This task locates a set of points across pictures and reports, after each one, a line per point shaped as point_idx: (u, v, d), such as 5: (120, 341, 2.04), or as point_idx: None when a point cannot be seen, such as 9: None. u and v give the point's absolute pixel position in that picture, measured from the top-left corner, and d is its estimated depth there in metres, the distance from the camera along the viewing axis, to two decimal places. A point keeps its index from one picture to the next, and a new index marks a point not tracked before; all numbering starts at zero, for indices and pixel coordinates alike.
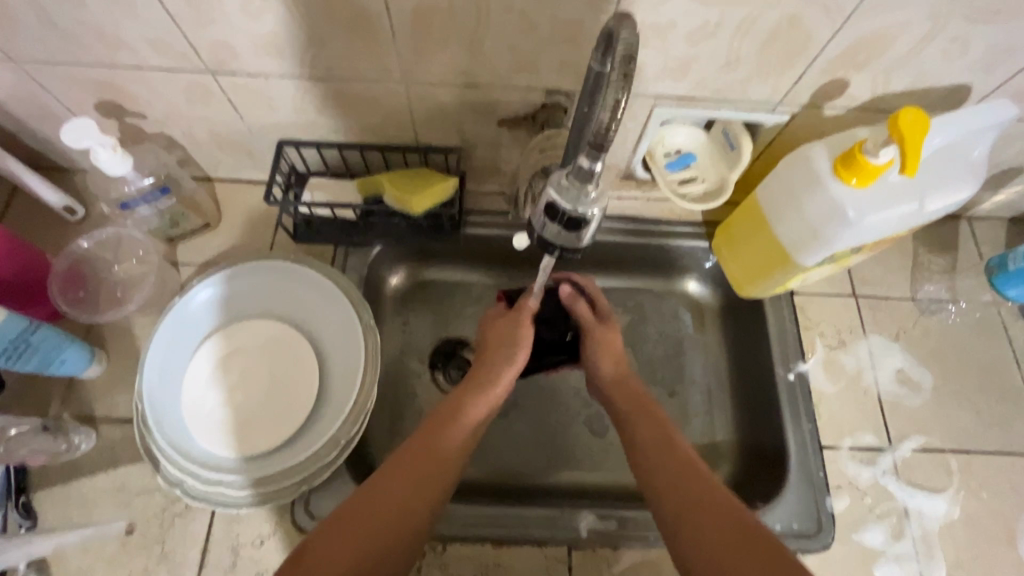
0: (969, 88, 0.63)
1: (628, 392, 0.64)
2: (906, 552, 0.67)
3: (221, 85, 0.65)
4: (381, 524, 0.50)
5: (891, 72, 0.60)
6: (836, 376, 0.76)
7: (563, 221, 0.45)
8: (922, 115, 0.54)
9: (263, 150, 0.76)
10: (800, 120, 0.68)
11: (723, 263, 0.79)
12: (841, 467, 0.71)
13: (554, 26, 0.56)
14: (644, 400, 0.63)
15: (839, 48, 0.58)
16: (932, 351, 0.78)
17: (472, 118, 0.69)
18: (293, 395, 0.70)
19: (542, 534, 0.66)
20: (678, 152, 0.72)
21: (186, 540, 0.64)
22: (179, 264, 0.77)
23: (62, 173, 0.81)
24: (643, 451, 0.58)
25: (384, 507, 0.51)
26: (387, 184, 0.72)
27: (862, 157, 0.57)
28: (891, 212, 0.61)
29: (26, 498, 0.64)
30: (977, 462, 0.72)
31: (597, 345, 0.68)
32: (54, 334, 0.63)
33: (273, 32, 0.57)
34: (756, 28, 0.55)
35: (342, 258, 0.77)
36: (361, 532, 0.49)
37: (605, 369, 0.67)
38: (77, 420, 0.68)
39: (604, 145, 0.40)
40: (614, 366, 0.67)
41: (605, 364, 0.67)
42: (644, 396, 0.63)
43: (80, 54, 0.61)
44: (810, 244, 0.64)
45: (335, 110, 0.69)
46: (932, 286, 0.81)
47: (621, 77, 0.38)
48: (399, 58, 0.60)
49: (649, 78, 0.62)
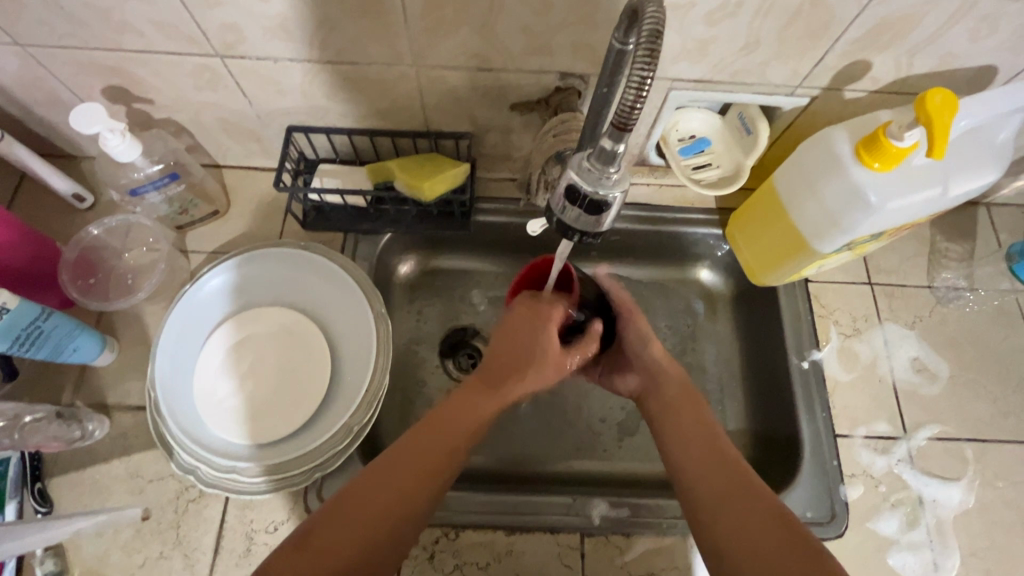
0: (995, 69, 0.62)
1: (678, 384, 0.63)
2: (920, 541, 0.67)
3: (229, 70, 0.64)
4: (398, 491, 0.50)
5: (916, 52, 0.59)
6: (851, 365, 0.75)
7: (584, 205, 0.44)
8: (949, 97, 0.53)
9: (272, 136, 0.75)
10: (819, 103, 0.67)
11: (737, 250, 0.78)
12: (855, 455, 0.70)
13: (569, 6, 0.55)
14: (690, 395, 0.61)
15: (862, 28, 0.56)
16: (948, 339, 0.77)
17: (484, 103, 0.68)
18: (304, 383, 0.69)
19: (554, 521, 0.66)
20: (693, 137, 0.71)
21: (200, 526, 0.64)
22: (189, 252, 0.77)
23: (70, 160, 0.80)
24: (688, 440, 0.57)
25: (400, 472, 0.51)
26: (397, 170, 0.71)
27: (887, 140, 0.56)
28: (913, 197, 0.60)
29: (41, 484, 0.64)
30: (993, 451, 0.71)
31: (638, 328, 0.67)
32: (67, 320, 0.63)
33: (282, 14, 0.56)
34: (778, 7, 0.54)
35: (352, 245, 0.77)
36: (379, 498, 0.49)
37: (652, 350, 0.65)
38: (89, 408, 0.69)
39: (627, 127, 0.38)
40: (659, 347, 0.66)
41: (655, 345, 0.66)
42: (691, 390, 0.62)
43: (87, 38, 0.60)
44: (830, 231, 0.63)
45: (345, 95, 0.68)
46: (950, 274, 0.80)
47: (647, 54, 0.36)
48: (410, 41, 0.59)
49: (665, 60, 0.60)
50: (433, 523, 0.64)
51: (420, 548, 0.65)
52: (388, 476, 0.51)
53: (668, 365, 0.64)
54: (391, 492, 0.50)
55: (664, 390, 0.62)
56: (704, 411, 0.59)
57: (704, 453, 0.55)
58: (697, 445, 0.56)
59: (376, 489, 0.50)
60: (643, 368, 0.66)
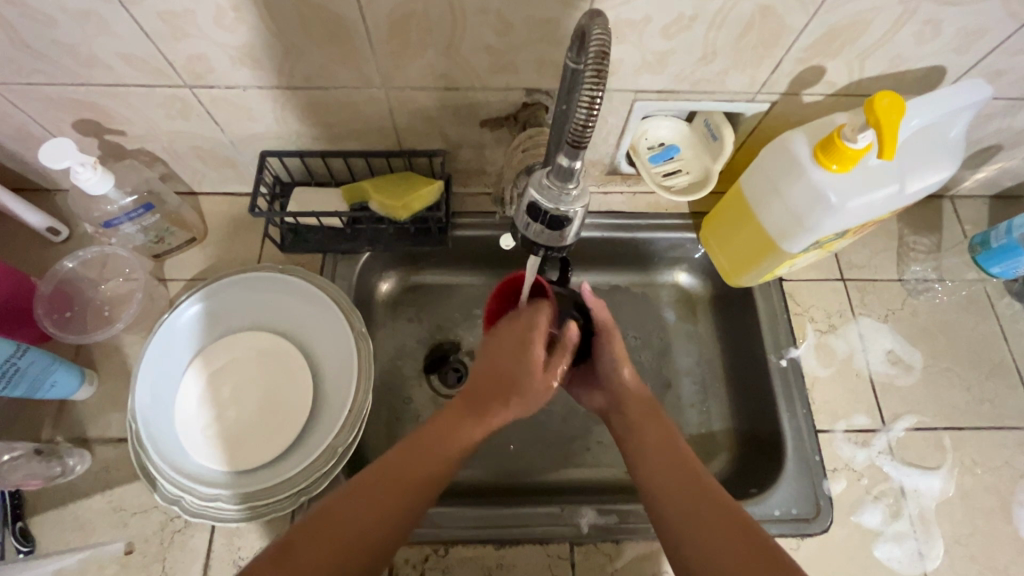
0: (944, 69, 0.64)
1: (639, 403, 0.63)
2: (904, 531, 0.68)
3: (199, 99, 0.64)
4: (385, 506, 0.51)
5: (866, 57, 0.61)
6: (827, 360, 0.76)
7: (546, 220, 0.45)
8: (897, 99, 0.54)
9: (245, 161, 0.76)
10: (780, 108, 0.69)
11: (710, 253, 0.79)
12: (836, 449, 0.71)
13: (530, 26, 0.56)
14: (654, 412, 0.62)
15: (813, 36, 0.58)
16: (921, 331, 0.78)
17: (454, 121, 0.69)
18: (288, 407, 0.69)
19: (544, 532, 0.66)
20: (662, 145, 0.72)
21: (186, 557, 0.64)
22: (167, 280, 0.77)
23: (43, 193, 0.80)
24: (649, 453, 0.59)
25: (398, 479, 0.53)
26: (370, 191, 0.72)
27: (841, 142, 0.58)
28: (871, 196, 0.62)
29: (22, 523, 0.64)
30: (970, 438, 0.73)
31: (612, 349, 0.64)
32: (43, 356, 0.63)
33: (247, 42, 0.57)
34: (731, 19, 0.55)
35: (331, 266, 0.77)
36: (382, 512, 0.51)
37: (622, 372, 0.65)
38: (70, 442, 0.68)
39: (582, 144, 0.39)
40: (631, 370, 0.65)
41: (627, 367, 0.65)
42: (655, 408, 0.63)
43: (54, 74, 0.60)
44: (795, 231, 0.64)
45: (315, 119, 0.68)
46: (919, 266, 0.82)
47: (595, 74, 0.37)
48: (377, 64, 0.60)
49: (628, 73, 0.62)
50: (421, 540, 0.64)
51: (411, 566, 0.65)
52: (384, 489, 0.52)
53: (635, 389, 0.64)
54: (391, 503, 0.52)
55: (627, 409, 0.63)
56: (664, 423, 0.61)
57: (670, 466, 0.57)
58: (659, 457, 0.58)
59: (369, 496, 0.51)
60: (611, 393, 0.65)
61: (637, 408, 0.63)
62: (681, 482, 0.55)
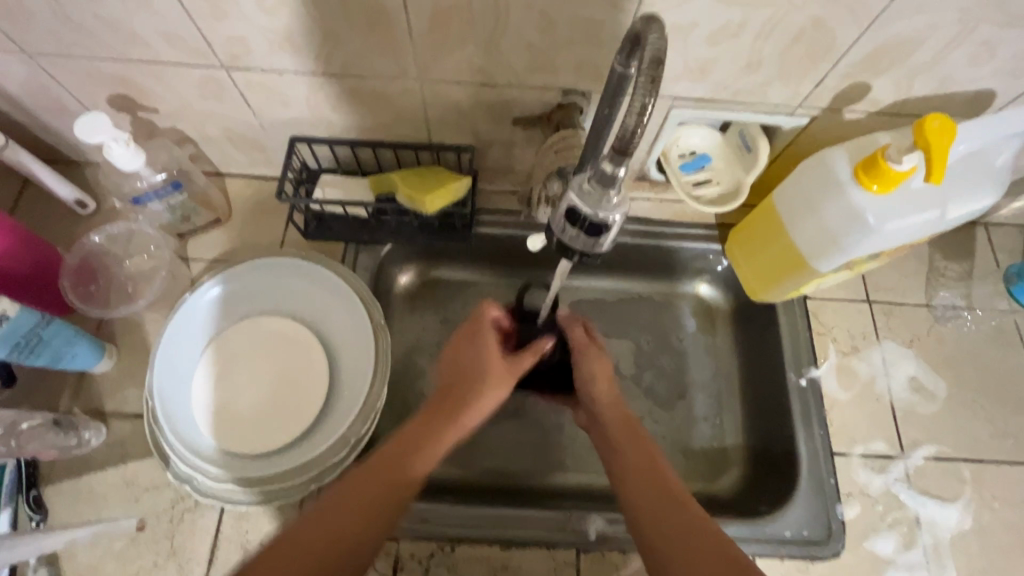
0: (994, 94, 0.62)
1: (616, 416, 0.60)
2: (917, 561, 0.66)
3: (234, 81, 0.64)
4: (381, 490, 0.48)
5: (915, 76, 0.60)
6: (848, 383, 0.75)
7: (584, 225, 0.45)
8: (949, 122, 0.53)
9: (274, 146, 0.76)
10: (818, 124, 0.67)
11: (736, 266, 0.78)
12: (852, 473, 0.70)
13: (574, 25, 0.55)
14: (635, 428, 0.58)
15: (863, 52, 0.57)
16: (946, 359, 0.77)
17: (487, 117, 0.69)
18: (302, 393, 0.69)
19: (551, 537, 0.65)
20: (693, 153, 0.71)
21: (195, 536, 0.64)
22: (189, 259, 0.77)
23: (73, 166, 0.80)
24: (629, 474, 0.54)
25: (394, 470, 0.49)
26: (398, 182, 0.71)
27: (885, 163, 0.57)
28: (912, 219, 0.60)
29: (36, 492, 0.64)
30: (991, 472, 0.71)
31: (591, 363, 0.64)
32: (66, 327, 0.63)
33: (288, 27, 0.57)
34: (779, 30, 0.54)
35: (353, 255, 0.77)
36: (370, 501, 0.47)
37: (599, 389, 0.63)
38: (87, 415, 0.68)
39: (628, 150, 0.39)
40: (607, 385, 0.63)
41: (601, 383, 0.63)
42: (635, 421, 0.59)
43: (95, 48, 0.60)
44: (829, 250, 0.63)
45: (349, 107, 0.68)
46: (948, 293, 0.81)
47: (648, 81, 0.37)
48: (415, 56, 0.60)
49: (667, 79, 0.61)
50: (428, 537, 0.64)
51: (416, 562, 0.64)
52: (379, 476, 0.49)
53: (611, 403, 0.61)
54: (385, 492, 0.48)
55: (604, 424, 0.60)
56: (645, 440, 0.57)
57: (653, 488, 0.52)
58: (643, 475, 0.53)
59: (360, 483, 0.48)
60: (586, 408, 0.64)
61: (617, 428, 0.58)
62: (664, 504, 0.50)
